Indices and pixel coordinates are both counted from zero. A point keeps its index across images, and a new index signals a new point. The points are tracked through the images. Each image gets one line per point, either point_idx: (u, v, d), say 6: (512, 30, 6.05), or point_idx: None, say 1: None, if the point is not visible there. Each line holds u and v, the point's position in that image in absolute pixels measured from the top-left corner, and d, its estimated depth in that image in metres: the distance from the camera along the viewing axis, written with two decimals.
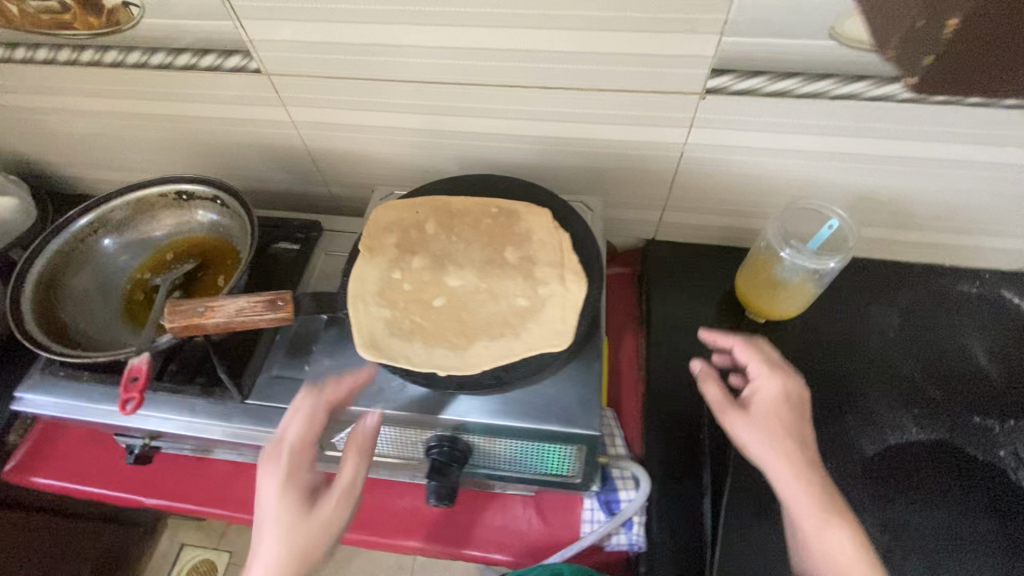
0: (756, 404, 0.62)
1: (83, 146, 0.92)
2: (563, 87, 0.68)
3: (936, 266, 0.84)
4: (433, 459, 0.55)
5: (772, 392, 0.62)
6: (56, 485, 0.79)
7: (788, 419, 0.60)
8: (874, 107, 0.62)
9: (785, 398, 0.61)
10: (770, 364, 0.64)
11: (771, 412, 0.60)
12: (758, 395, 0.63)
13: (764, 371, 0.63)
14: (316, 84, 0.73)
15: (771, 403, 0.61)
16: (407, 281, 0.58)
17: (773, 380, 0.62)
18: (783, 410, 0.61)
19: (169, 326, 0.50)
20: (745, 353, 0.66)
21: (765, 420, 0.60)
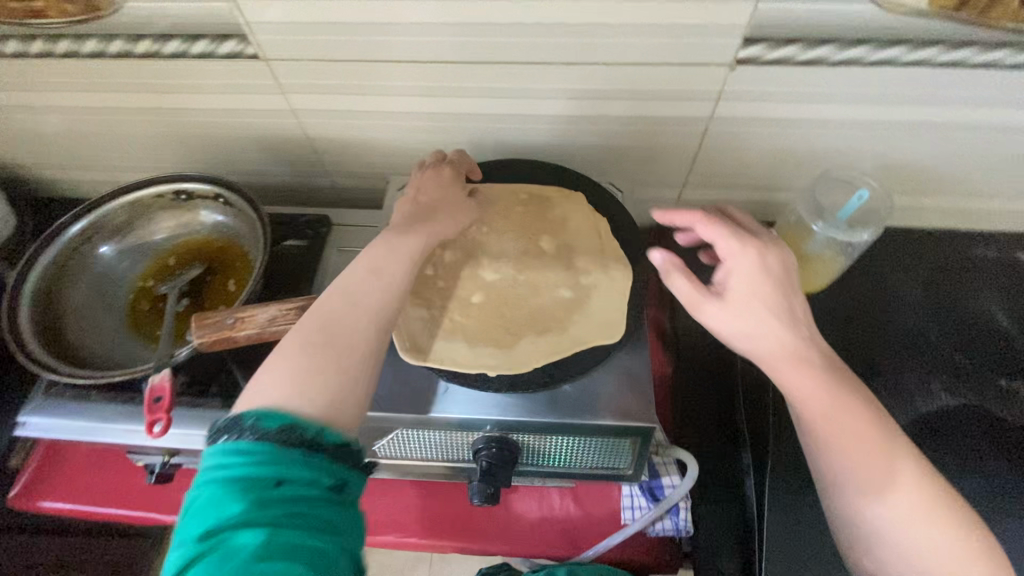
0: (734, 286, 0.50)
1: (60, 146, 0.85)
2: (585, 62, 0.65)
3: (952, 233, 0.85)
4: (484, 462, 0.53)
5: (749, 270, 0.49)
6: (67, 509, 0.75)
7: (777, 304, 0.49)
8: (908, 73, 0.60)
9: (762, 275, 0.49)
10: (738, 239, 0.51)
11: (753, 296, 0.49)
12: (731, 278, 0.50)
13: (733, 245, 0.50)
14: (317, 69, 0.68)
15: (750, 282, 0.49)
16: (442, 280, 0.57)
17: (749, 255, 0.50)
18: (766, 291, 0.49)
19: (200, 341, 0.49)
20: (708, 230, 0.51)
21: (747, 310, 0.49)
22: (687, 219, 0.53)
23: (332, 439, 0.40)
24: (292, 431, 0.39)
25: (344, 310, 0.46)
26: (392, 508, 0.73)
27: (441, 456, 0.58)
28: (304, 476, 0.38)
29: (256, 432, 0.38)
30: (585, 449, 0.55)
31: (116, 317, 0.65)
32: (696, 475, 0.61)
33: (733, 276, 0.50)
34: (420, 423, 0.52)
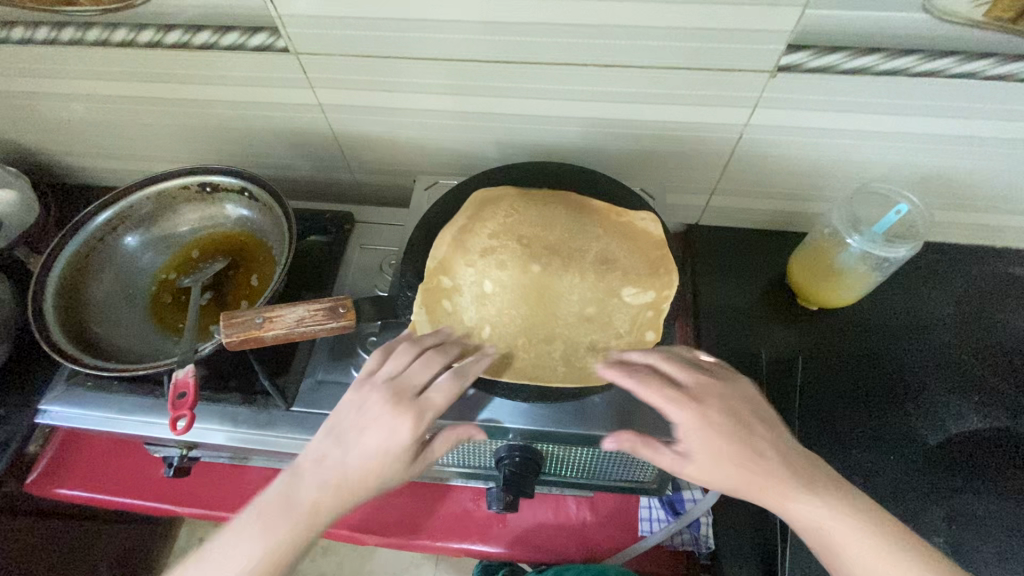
0: (693, 446, 0.44)
1: (85, 133, 0.85)
2: (622, 65, 0.63)
3: (988, 248, 0.82)
4: (506, 471, 0.52)
5: (706, 426, 0.45)
6: (84, 496, 0.75)
7: (753, 458, 0.44)
8: (957, 85, 0.58)
9: (705, 429, 0.45)
10: (674, 392, 0.46)
11: (723, 457, 0.44)
12: (691, 438, 0.45)
13: (676, 407, 0.45)
14: (346, 65, 0.68)
15: (717, 442, 0.44)
16: (452, 300, 0.53)
17: (686, 416, 0.45)
18: (734, 448, 0.44)
19: (226, 338, 0.45)
20: (644, 388, 0.46)
21: (725, 474, 0.43)
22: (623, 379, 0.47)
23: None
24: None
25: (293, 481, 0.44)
26: (406, 509, 0.73)
27: (462, 461, 0.57)
28: None
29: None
30: (608, 459, 0.54)
31: (139, 309, 0.64)
32: (719, 489, 0.60)
33: (687, 426, 0.45)
34: (446, 429, 0.51)
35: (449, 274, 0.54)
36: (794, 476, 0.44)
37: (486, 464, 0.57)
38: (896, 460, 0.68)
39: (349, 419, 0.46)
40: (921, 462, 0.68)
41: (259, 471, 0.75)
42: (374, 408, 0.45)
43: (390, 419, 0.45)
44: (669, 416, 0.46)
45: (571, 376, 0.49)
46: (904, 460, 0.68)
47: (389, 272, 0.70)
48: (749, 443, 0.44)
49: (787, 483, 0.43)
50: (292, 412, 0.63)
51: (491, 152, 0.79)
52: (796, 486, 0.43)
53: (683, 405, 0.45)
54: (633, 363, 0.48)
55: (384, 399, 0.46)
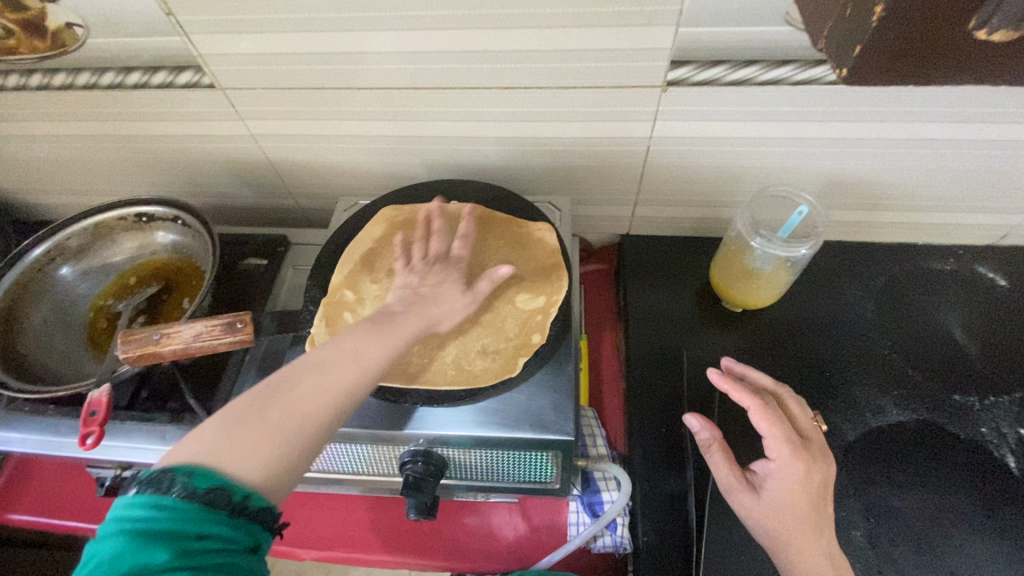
0: (772, 488, 0.54)
1: (43, 172, 0.90)
2: (525, 86, 0.67)
3: (909, 245, 0.85)
4: (408, 474, 0.54)
5: (794, 478, 0.53)
6: (31, 522, 0.77)
7: (803, 510, 0.52)
8: (835, 91, 0.62)
9: (808, 488, 0.53)
10: (787, 441, 0.54)
11: (788, 506, 0.53)
12: (771, 479, 0.54)
13: (786, 456, 0.54)
14: (273, 97, 0.72)
15: (787, 492, 0.53)
16: (353, 313, 0.55)
17: (797, 472, 0.53)
18: (804, 503, 0.53)
19: (122, 356, 0.48)
20: (761, 422, 0.55)
21: (776, 512, 0.53)
22: (745, 403, 0.56)
23: (255, 505, 0.39)
24: (220, 493, 0.38)
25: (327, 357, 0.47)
26: (342, 523, 0.74)
27: (375, 469, 0.59)
28: (224, 534, 0.37)
29: (188, 492, 0.37)
30: (509, 461, 0.55)
31: (75, 335, 0.68)
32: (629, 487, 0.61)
33: (785, 472, 0.54)
34: (348, 436, 0.53)
35: (353, 288, 0.57)
36: (823, 533, 0.52)
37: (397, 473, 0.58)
38: None
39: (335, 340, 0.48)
40: (841, 455, 0.69)
41: None
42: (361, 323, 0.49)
43: (387, 327, 0.48)
44: (771, 455, 0.55)
45: (460, 378, 0.51)
46: None
47: None
48: (821, 503, 0.54)
49: (814, 542, 0.52)
50: None
51: (421, 174, 0.83)
52: (820, 540, 0.52)
53: (794, 461, 0.53)
54: (759, 403, 0.56)
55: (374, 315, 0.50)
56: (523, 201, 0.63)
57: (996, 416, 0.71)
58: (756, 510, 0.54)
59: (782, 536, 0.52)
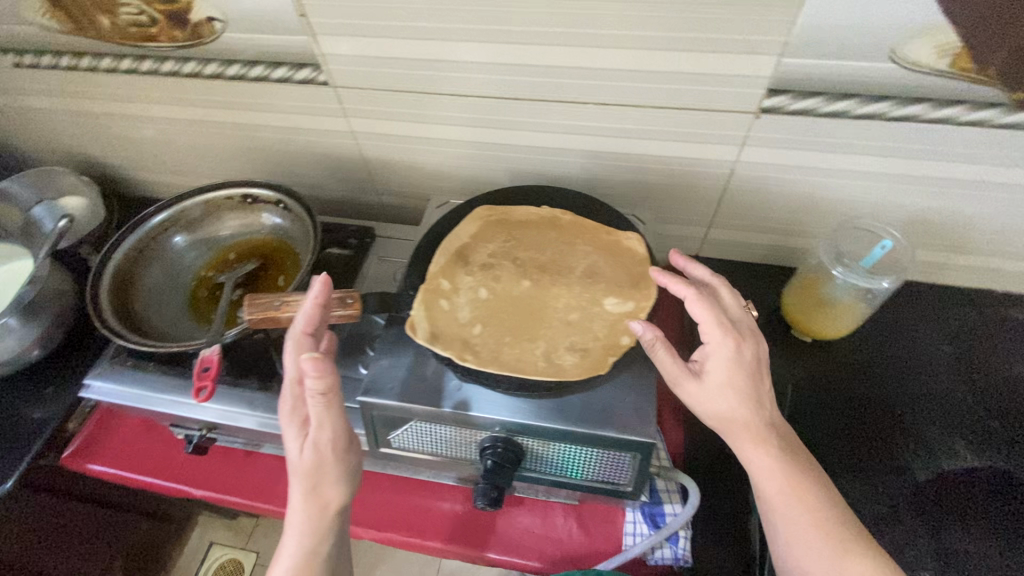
0: (713, 370, 0.52)
1: (154, 152, 0.98)
2: (621, 103, 0.70)
3: (988, 292, 0.82)
4: (487, 460, 0.56)
5: (729, 356, 0.52)
6: (110, 473, 0.82)
7: (744, 388, 0.52)
8: (930, 130, 0.63)
9: (742, 365, 0.52)
10: (719, 320, 0.53)
11: (728, 383, 0.51)
12: (710, 362, 0.53)
13: (719, 336, 0.52)
14: (378, 97, 0.77)
15: (726, 371, 0.52)
16: (448, 301, 0.58)
17: (730, 350, 0.52)
18: (741, 380, 0.52)
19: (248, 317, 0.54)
20: (696, 306, 0.53)
21: (720, 395, 0.52)
22: (681, 292, 0.53)
23: None
24: None
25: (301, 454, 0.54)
26: (400, 508, 0.76)
27: (450, 453, 0.61)
28: None
29: None
30: (584, 458, 0.57)
31: (179, 300, 0.73)
32: (695, 501, 0.62)
33: (721, 353, 0.52)
34: (435, 417, 0.55)
35: (448, 278, 0.60)
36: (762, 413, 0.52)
37: (472, 459, 0.60)
38: (882, 495, 0.68)
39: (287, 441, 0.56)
40: (913, 497, 0.68)
41: (269, 460, 0.81)
42: (291, 415, 0.55)
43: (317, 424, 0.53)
44: (707, 339, 0.53)
45: (549, 370, 0.53)
46: (891, 495, 0.68)
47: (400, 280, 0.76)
48: (758, 385, 0.53)
49: (757, 417, 0.52)
50: None
51: (503, 180, 0.87)
52: (762, 416, 0.52)
53: (727, 339, 0.52)
54: (692, 286, 0.54)
55: (285, 406, 0.55)
56: (611, 212, 0.66)
57: None
58: (700, 395, 0.52)
59: (724, 416, 0.52)
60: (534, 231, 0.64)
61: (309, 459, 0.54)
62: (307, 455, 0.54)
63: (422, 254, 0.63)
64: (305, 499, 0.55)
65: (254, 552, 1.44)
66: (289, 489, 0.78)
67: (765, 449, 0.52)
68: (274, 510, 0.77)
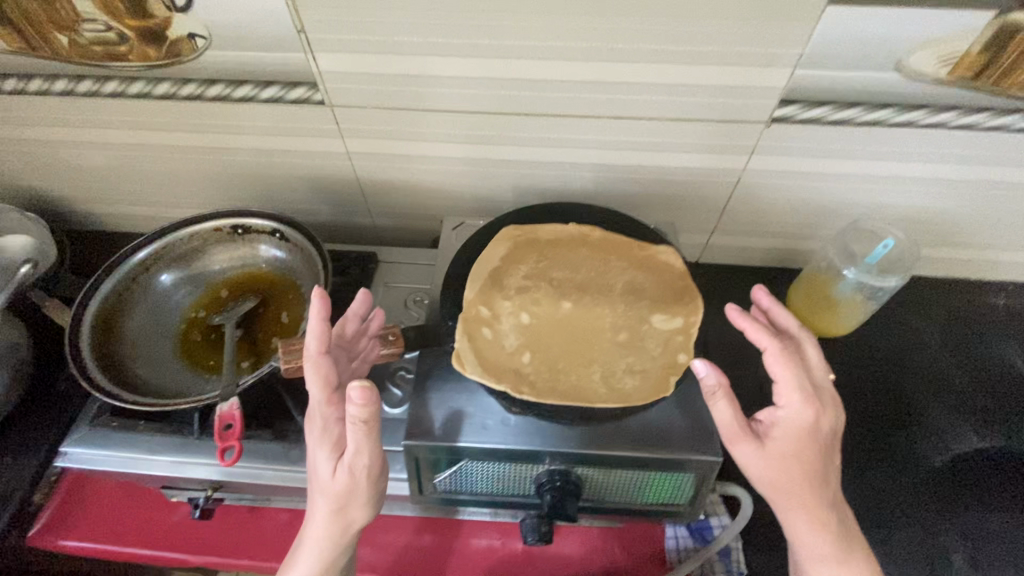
0: (779, 436, 0.52)
1: (112, 181, 0.88)
2: (634, 116, 0.70)
3: (963, 281, 0.88)
4: (548, 496, 0.53)
5: (803, 425, 0.52)
6: (89, 549, 0.71)
7: (809, 461, 0.51)
8: (928, 133, 0.66)
9: (813, 437, 0.52)
10: (800, 386, 0.52)
11: (793, 453, 0.51)
12: (778, 427, 0.53)
13: (797, 402, 0.52)
14: (379, 115, 0.73)
15: (794, 439, 0.51)
16: (491, 329, 0.55)
17: (806, 419, 0.52)
18: (808, 452, 0.51)
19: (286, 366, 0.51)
20: (778, 366, 0.53)
21: (780, 461, 0.51)
22: (763, 343, 0.54)
23: None
24: None
25: (333, 478, 0.50)
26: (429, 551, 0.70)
27: (497, 491, 0.57)
28: None
29: None
30: (643, 483, 0.55)
31: (170, 346, 0.65)
32: (748, 512, 0.61)
33: (799, 423, 0.52)
34: (487, 455, 0.52)
35: (487, 305, 0.57)
36: (823, 484, 0.52)
37: (523, 493, 0.57)
38: (907, 482, 0.70)
39: (312, 460, 0.52)
40: (933, 483, 0.70)
41: (277, 514, 0.74)
42: (321, 436, 0.51)
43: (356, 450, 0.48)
44: (780, 401, 0.53)
45: (612, 397, 0.51)
46: (915, 481, 0.70)
47: (415, 308, 0.72)
48: (826, 457, 0.52)
49: (816, 491, 0.52)
50: None
51: (507, 196, 0.84)
52: (823, 488, 0.52)
53: (805, 408, 0.51)
54: (778, 344, 0.53)
55: (315, 425, 0.51)
56: (637, 225, 0.65)
57: None
58: (759, 459, 0.52)
59: (783, 485, 0.51)
60: (566, 250, 0.62)
61: (342, 483, 0.50)
62: (339, 477, 0.50)
63: (452, 283, 0.59)
64: (329, 522, 0.51)
65: None
66: None
67: (815, 522, 0.52)
68: None
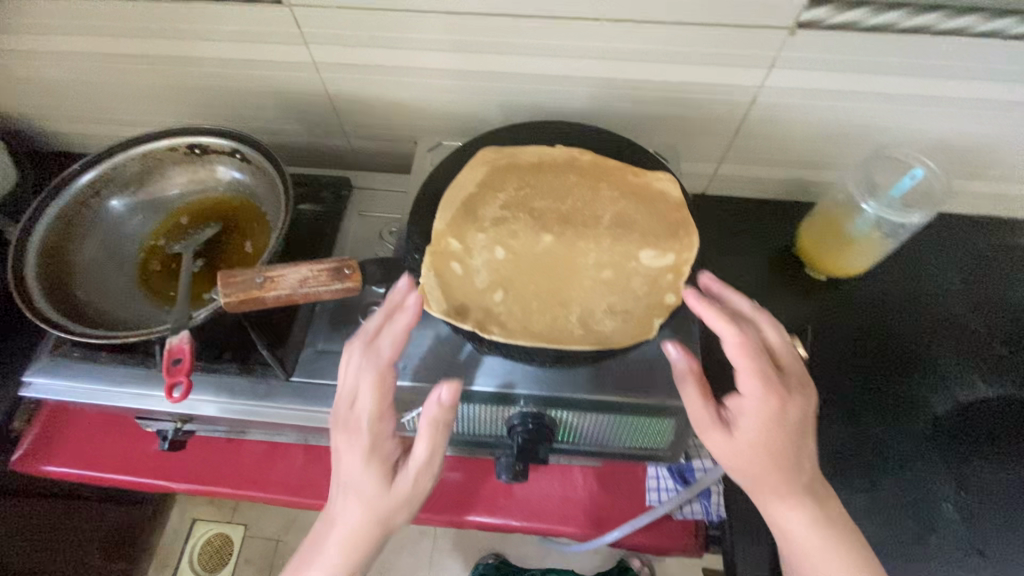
0: (746, 426, 0.45)
1: (66, 96, 0.81)
2: (633, 19, 0.60)
3: (996, 220, 0.80)
4: (518, 439, 0.50)
5: (770, 414, 0.44)
6: (73, 474, 0.72)
7: (779, 449, 0.45)
8: (978, 44, 0.57)
9: (782, 424, 0.44)
10: (761, 372, 0.45)
11: (762, 444, 0.44)
12: (745, 415, 0.45)
13: (761, 392, 0.44)
14: (343, 18, 0.64)
15: (764, 431, 0.44)
16: (462, 263, 0.50)
17: (772, 407, 0.44)
18: (779, 440, 0.45)
19: (225, 300, 0.45)
20: (733, 353, 0.45)
21: (750, 452, 0.45)
22: (716, 327, 0.45)
23: None
24: None
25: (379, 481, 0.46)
26: None
27: (470, 430, 0.55)
28: None
29: None
30: (621, 428, 0.52)
31: (127, 275, 0.61)
32: None
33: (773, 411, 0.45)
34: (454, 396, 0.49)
35: (458, 237, 0.51)
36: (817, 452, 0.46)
37: (497, 432, 0.55)
38: (904, 428, 0.67)
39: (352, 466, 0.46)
40: (934, 432, 0.67)
41: (257, 445, 0.73)
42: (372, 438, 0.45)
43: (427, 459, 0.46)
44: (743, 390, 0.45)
45: (589, 338, 0.47)
46: (912, 428, 0.67)
47: (390, 239, 0.67)
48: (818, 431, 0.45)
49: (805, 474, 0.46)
50: (291, 383, 0.60)
51: (494, 116, 0.75)
52: (795, 480, 0.45)
53: (769, 398, 0.44)
54: (734, 327, 0.45)
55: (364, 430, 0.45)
56: (633, 150, 0.58)
57: None
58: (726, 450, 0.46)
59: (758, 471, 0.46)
60: (549, 175, 0.55)
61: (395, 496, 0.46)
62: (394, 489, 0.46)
63: (422, 212, 0.54)
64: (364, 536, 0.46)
65: (242, 525, 1.39)
66: (284, 474, 0.72)
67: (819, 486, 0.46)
68: (273, 498, 0.71)
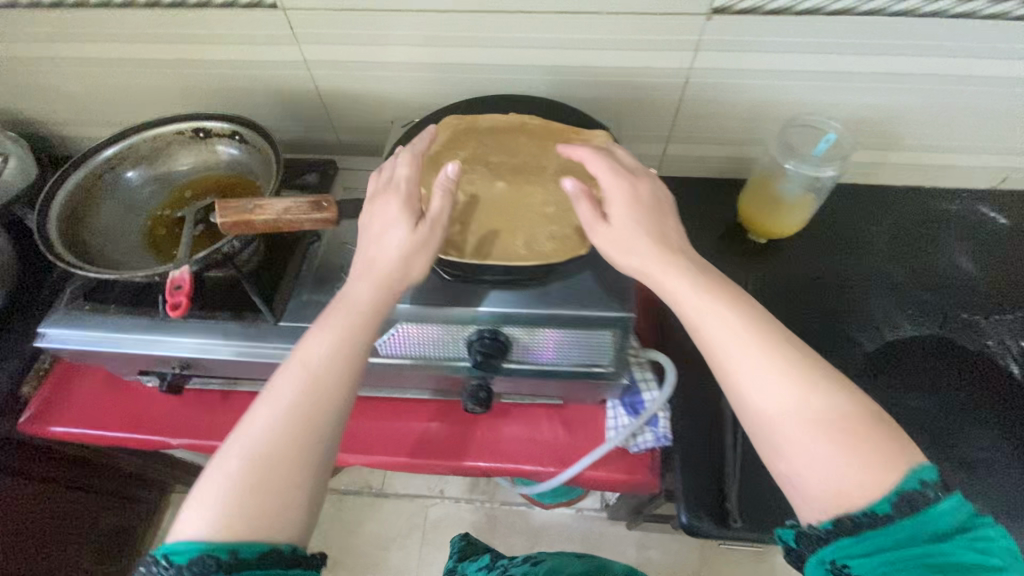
0: (618, 212, 0.53)
1: (86, 100, 0.91)
2: (575, 12, 0.71)
3: (919, 188, 0.89)
4: (475, 354, 0.57)
5: (628, 194, 0.54)
6: (77, 433, 0.77)
7: (647, 221, 0.53)
8: (865, 21, 0.67)
9: (637, 200, 0.54)
10: (613, 169, 0.55)
11: (634, 220, 0.52)
12: (615, 203, 0.54)
13: (615, 181, 0.54)
14: (329, 18, 0.74)
15: (629, 210, 0.53)
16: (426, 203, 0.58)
17: (625, 186, 0.54)
18: (642, 212, 0.53)
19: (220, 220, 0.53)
20: (591, 165, 0.56)
21: (629, 229, 0.52)
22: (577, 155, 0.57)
23: None
24: None
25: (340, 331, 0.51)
26: (388, 434, 0.75)
27: (436, 357, 0.62)
28: None
29: None
30: (567, 344, 0.59)
31: (137, 239, 0.69)
32: (673, 378, 0.65)
33: (676, 281, 0.51)
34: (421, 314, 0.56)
35: (423, 184, 0.60)
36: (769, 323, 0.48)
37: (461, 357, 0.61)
38: (838, 364, 0.74)
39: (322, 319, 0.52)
40: (865, 366, 0.74)
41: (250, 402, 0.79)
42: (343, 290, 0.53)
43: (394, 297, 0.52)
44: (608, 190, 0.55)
45: (532, 256, 0.55)
46: (844, 363, 0.74)
47: None
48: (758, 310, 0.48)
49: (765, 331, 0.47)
50: (280, 327, 0.67)
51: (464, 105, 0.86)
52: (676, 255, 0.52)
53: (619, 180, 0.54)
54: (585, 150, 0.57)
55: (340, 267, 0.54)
56: (576, 116, 0.67)
57: (1000, 331, 0.77)
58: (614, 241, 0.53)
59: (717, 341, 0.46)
60: (503, 136, 0.64)
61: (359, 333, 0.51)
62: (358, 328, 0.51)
63: None
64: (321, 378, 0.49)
65: None
66: None
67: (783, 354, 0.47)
68: None
